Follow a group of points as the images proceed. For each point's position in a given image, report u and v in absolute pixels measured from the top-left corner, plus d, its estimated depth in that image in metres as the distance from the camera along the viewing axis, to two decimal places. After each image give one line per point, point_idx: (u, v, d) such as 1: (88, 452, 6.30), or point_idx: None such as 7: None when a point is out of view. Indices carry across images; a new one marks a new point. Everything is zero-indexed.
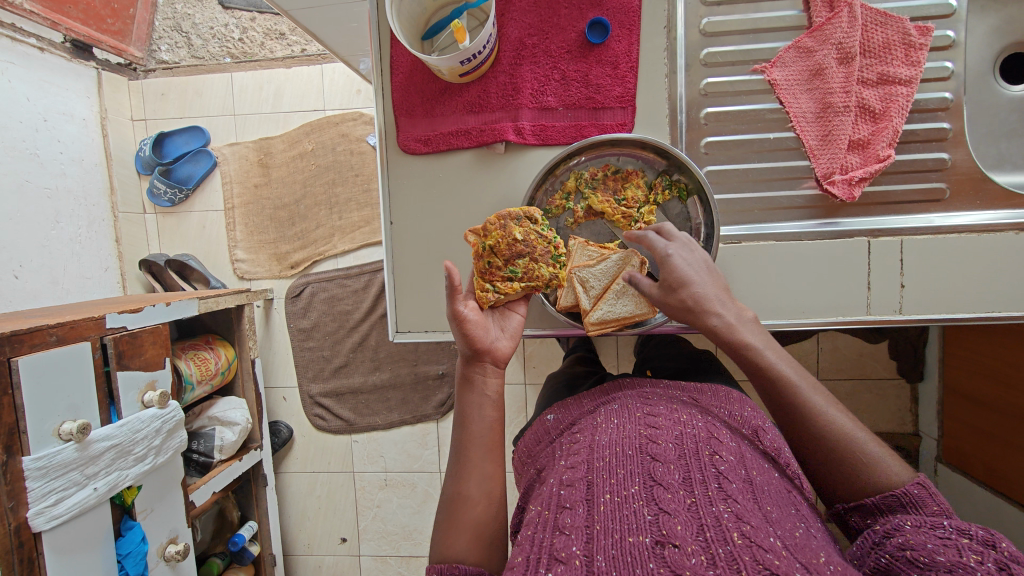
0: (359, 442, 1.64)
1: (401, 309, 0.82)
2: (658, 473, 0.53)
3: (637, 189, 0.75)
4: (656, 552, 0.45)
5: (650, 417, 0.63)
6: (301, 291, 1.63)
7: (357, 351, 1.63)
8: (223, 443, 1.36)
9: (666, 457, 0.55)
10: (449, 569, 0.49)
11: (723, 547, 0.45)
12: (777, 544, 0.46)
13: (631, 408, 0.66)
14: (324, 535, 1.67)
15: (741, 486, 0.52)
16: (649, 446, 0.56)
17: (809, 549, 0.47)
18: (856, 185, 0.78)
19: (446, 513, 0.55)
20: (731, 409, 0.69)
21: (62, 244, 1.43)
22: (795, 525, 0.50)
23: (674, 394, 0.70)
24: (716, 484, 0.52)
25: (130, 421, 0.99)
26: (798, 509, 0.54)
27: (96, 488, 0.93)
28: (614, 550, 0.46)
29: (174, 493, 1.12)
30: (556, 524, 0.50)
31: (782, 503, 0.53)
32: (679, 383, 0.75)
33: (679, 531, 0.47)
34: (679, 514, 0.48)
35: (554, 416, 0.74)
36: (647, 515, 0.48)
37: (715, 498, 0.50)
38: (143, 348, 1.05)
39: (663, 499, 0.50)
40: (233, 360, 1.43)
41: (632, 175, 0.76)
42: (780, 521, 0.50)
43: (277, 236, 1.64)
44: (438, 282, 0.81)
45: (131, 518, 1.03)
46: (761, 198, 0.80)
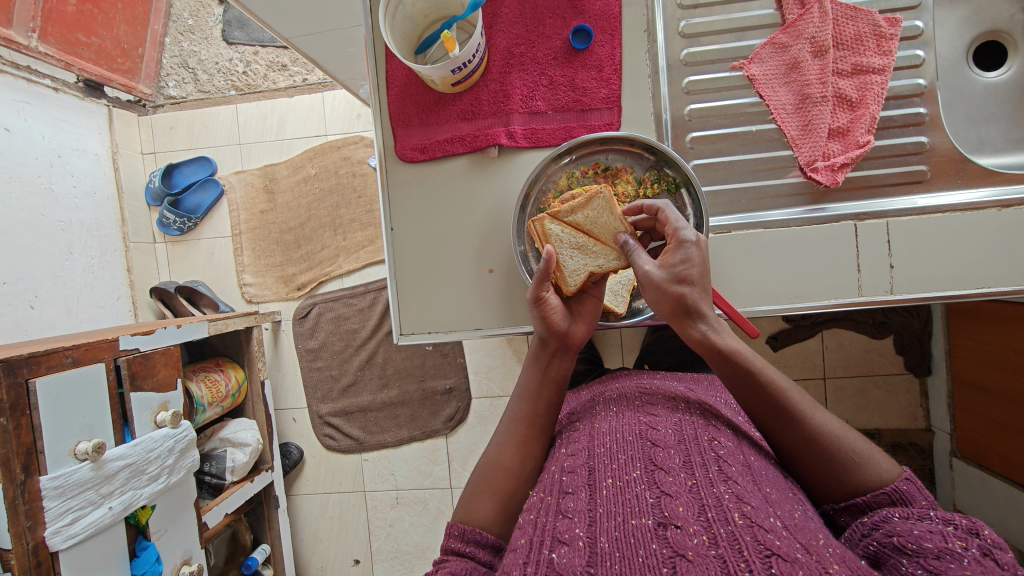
0: (370, 460, 1.64)
1: (403, 312, 0.84)
2: (659, 457, 0.54)
3: (626, 186, 0.79)
4: (658, 533, 0.46)
5: (648, 406, 0.64)
6: (309, 312, 1.65)
7: (365, 369, 1.65)
8: (234, 464, 1.38)
9: (666, 442, 0.56)
10: (473, 532, 0.54)
11: (724, 528, 0.45)
12: (777, 524, 0.47)
13: (629, 398, 0.67)
14: (337, 557, 1.66)
15: (740, 470, 0.53)
16: (649, 432, 0.58)
17: (808, 531, 0.47)
18: (838, 171, 0.80)
19: (480, 479, 0.59)
20: (725, 398, 0.70)
21: (76, 274, 1.47)
22: (793, 507, 0.50)
23: (670, 384, 0.72)
24: (716, 467, 0.53)
25: (144, 440, 1.01)
26: (796, 493, 0.54)
27: (112, 507, 0.94)
28: (617, 532, 0.47)
29: (187, 512, 1.13)
30: (559, 508, 0.51)
31: (782, 486, 0.54)
32: (674, 373, 0.77)
33: (681, 512, 0.48)
34: (680, 495, 0.49)
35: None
36: (649, 497, 0.49)
37: (716, 480, 0.51)
38: (155, 368, 1.08)
39: (664, 482, 0.51)
40: (243, 381, 1.45)
41: (621, 172, 0.79)
42: (779, 502, 0.50)
43: (284, 259, 1.67)
44: (439, 284, 0.83)
45: (145, 538, 1.03)
46: (747, 189, 0.83)
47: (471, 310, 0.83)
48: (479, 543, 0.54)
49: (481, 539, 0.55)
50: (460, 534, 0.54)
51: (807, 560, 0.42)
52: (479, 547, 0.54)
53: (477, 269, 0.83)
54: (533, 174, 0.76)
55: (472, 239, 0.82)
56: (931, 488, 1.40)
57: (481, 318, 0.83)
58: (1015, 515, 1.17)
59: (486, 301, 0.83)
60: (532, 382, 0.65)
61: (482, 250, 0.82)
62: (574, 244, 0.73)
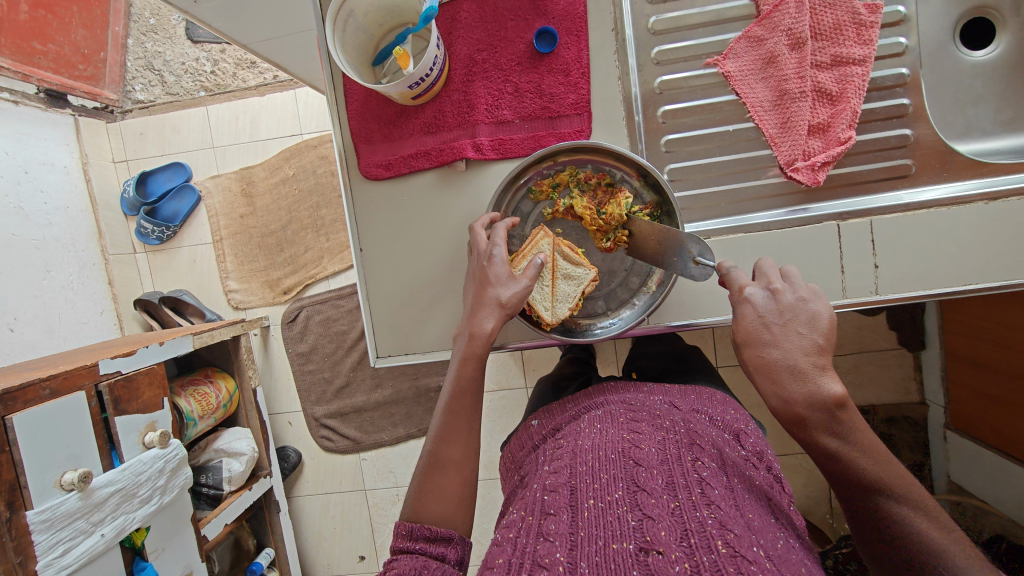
0: (368, 460, 1.65)
1: (379, 333, 0.82)
2: (642, 477, 0.53)
3: (618, 207, 0.73)
4: (640, 559, 0.45)
5: (632, 422, 0.62)
6: (297, 316, 1.64)
7: (357, 370, 1.64)
8: (231, 474, 1.37)
9: (649, 462, 0.55)
10: (420, 529, 0.55)
11: (707, 555, 0.45)
12: (760, 555, 0.46)
13: (615, 415, 0.65)
14: (342, 554, 1.68)
15: (724, 494, 0.52)
16: (632, 450, 0.56)
17: (791, 563, 0.47)
18: (819, 170, 0.77)
19: (425, 475, 0.59)
20: (713, 413, 0.69)
21: (55, 292, 1.44)
22: (776, 536, 0.50)
23: (655, 400, 0.70)
24: (699, 490, 0.51)
25: (133, 464, 1.00)
26: (776, 519, 0.54)
27: (104, 534, 0.94)
28: (598, 557, 0.46)
29: (184, 530, 1.13)
30: (541, 530, 0.50)
31: (762, 512, 0.53)
32: (662, 386, 0.76)
33: (663, 537, 0.47)
34: (662, 519, 0.48)
35: (538, 421, 0.77)
36: (631, 521, 0.48)
37: (698, 504, 0.50)
38: (140, 390, 1.06)
39: (647, 504, 0.50)
40: (234, 392, 1.44)
41: (622, 194, 0.75)
42: (761, 530, 0.50)
43: (268, 263, 1.65)
44: (414, 302, 0.81)
45: (143, 559, 1.04)
46: (728, 191, 0.80)
47: (448, 330, 0.81)
48: (429, 539, 0.55)
49: (430, 535, 0.55)
50: (407, 533, 0.55)
51: None
52: (429, 543, 0.54)
53: (452, 287, 0.80)
54: (522, 164, 0.73)
55: (445, 256, 0.80)
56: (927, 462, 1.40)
57: None
58: (1010, 488, 1.17)
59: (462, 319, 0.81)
60: (473, 382, 0.63)
61: (455, 268, 0.80)
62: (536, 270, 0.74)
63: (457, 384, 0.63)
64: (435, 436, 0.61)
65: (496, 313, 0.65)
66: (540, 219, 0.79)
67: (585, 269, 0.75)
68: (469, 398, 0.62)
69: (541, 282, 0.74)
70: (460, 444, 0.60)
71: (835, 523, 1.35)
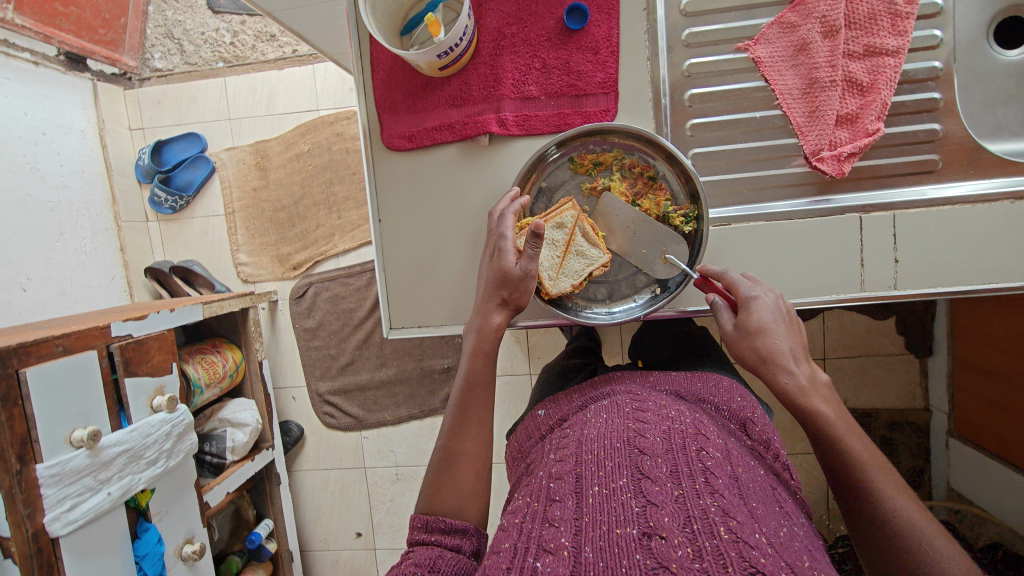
0: (369, 438, 1.68)
1: (394, 305, 0.83)
2: (646, 465, 0.52)
3: (654, 206, 0.75)
4: (642, 543, 0.45)
5: (638, 411, 0.62)
6: (305, 291, 1.65)
7: (362, 348, 1.65)
8: (235, 444, 1.39)
9: (654, 451, 0.54)
10: (435, 520, 0.55)
11: (710, 541, 0.44)
12: (763, 541, 0.46)
13: (622, 404, 0.65)
14: (339, 530, 1.73)
15: (727, 482, 0.52)
16: (637, 439, 0.56)
17: (794, 551, 0.47)
18: (845, 161, 0.76)
19: (437, 471, 0.60)
20: (719, 402, 0.69)
21: (68, 255, 1.45)
22: (780, 522, 0.50)
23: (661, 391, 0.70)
24: (704, 479, 0.51)
25: (140, 425, 1.02)
26: (781, 506, 0.54)
27: (110, 492, 0.95)
28: (601, 542, 0.46)
29: (188, 494, 1.14)
30: (546, 517, 0.50)
31: (768, 501, 0.53)
32: (669, 374, 0.75)
33: (666, 522, 0.46)
34: (666, 505, 0.48)
35: (545, 412, 0.77)
36: (635, 507, 0.48)
37: (702, 490, 0.49)
38: (150, 354, 1.07)
39: (650, 491, 0.49)
40: (241, 363, 1.45)
41: (659, 187, 0.75)
42: (763, 518, 0.50)
43: (278, 237, 1.65)
44: (431, 275, 0.81)
45: (146, 520, 1.05)
46: (751, 178, 0.79)
47: (462, 305, 0.81)
48: (445, 531, 0.55)
49: (445, 528, 0.55)
50: (423, 525, 0.55)
51: None
52: (443, 535, 0.55)
53: (469, 263, 0.80)
54: (570, 135, 0.72)
55: (463, 231, 0.80)
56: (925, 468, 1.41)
57: None
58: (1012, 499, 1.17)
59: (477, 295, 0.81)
60: (483, 376, 0.64)
61: (474, 244, 0.80)
62: (551, 239, 0.74)
63: (467, 379, 0.64)
64: (448, 432, 0.62)
65: (503, 306, 0.66)
66: (575, 190, 0.77)
67: (600, 253, 0.74)
68: (480, 392, 0.63)
69: (553, 251, 0.74)
70: (472, 439, 0.61)
71: (830, 524, 1.36)
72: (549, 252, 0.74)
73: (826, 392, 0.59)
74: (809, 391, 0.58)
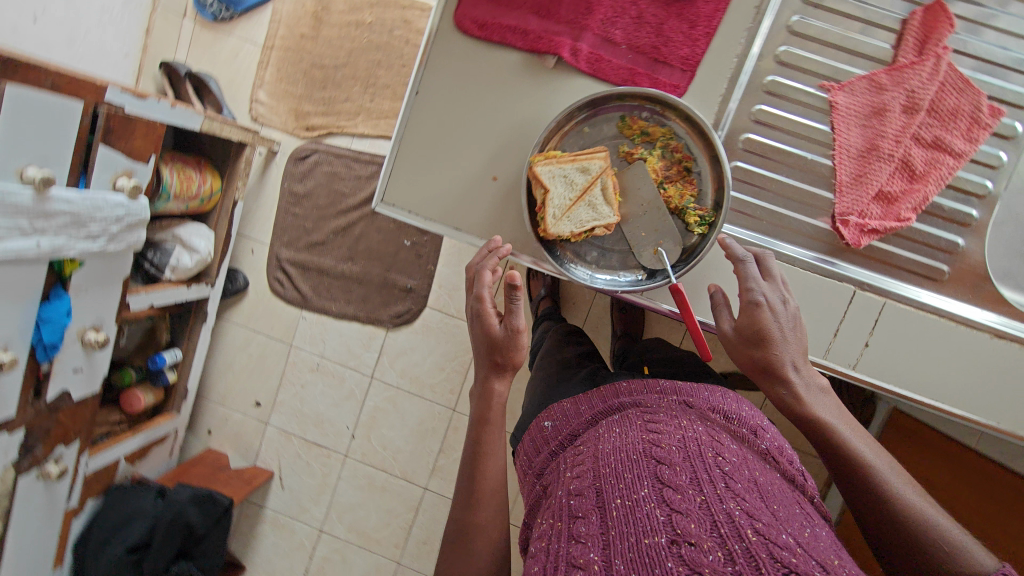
0: (307, 320, 1.67)
1: (393, 179, 0.81)
2: (667, 475, 0.55)
3: (678, 196, 0.75)
4: (672, 551, 0.48)
5: (650, 421, 0.64)
6: (307, 156, 1.60)
7: (338, 234, 1.62)
8: (177, 264, 1.35)
9: (671, 460, 0.57)
10: None
11: (740, 543, 0.48)
12: (791, 541, 0.50)
13: (631, 414, 0.67)
14: (240, 393, 1.72)
15: (748, 486, 0.55)
16: (653, 449, 0.59)
17: (824, 550, 0.51)
18: (864, 234, 0.79)
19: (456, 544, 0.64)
20: (728, 407, 0.70)
21: (90, 10, 1.34)
22: (802, 525, 0.54)
23: (659, 398, 0.71)
24: (724, 484, 0.55)
25: (96, 196, 0.98)
26: (802, 509, 0.57)
27: (40, 244, 0.90)
28: (631, 553, 0.49)
29: (112, 285, 1.11)
30: (572, 534, 0.54)
31: (790, 504, 0.57)
32: (672, 383, 0.74)
33: (692, 529, 0.50)
34: (691, 513, 0.51)
35: (551, 423, 0.78)
36: (659, 516, 0.51)
37: (724, 496, 0.53)
38: (133, 134, 1.04)
39: (674, 500, 0.53)
40: (216, 193, 1.41)
41: (690, 181, 0.75)
42: (787, 520, 0.53)
43: (304, 93, 1.59)
44: (440, 167, 0.80)
45: (63, 289, 1.01)
46: (776, 212, 0.81)
47: (457, 208, 0.80)
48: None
49: None
50: None
51: None
52: None
53: (483, 171, 0.80)
54: (637, 91, 0.71)
55: (491, 139, 0.79)
56: None
57: (464, 220, 0.81)
58: None
59: (476, 206, 0.81)
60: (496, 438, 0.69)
61: (496, 156, 0.79)
62: (570, 177, 0.73)
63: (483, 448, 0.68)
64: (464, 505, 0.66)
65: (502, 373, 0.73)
66: (610, 148, 0.75)
67: (609, 212, 0.74)
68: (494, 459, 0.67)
69: (568, 191, 0.73)
70: (489, 509, 0.65)
71: None
72: (562, 189, 0.73)
73: (830, 406, 0.71)
74: (813, 401, 0.70)
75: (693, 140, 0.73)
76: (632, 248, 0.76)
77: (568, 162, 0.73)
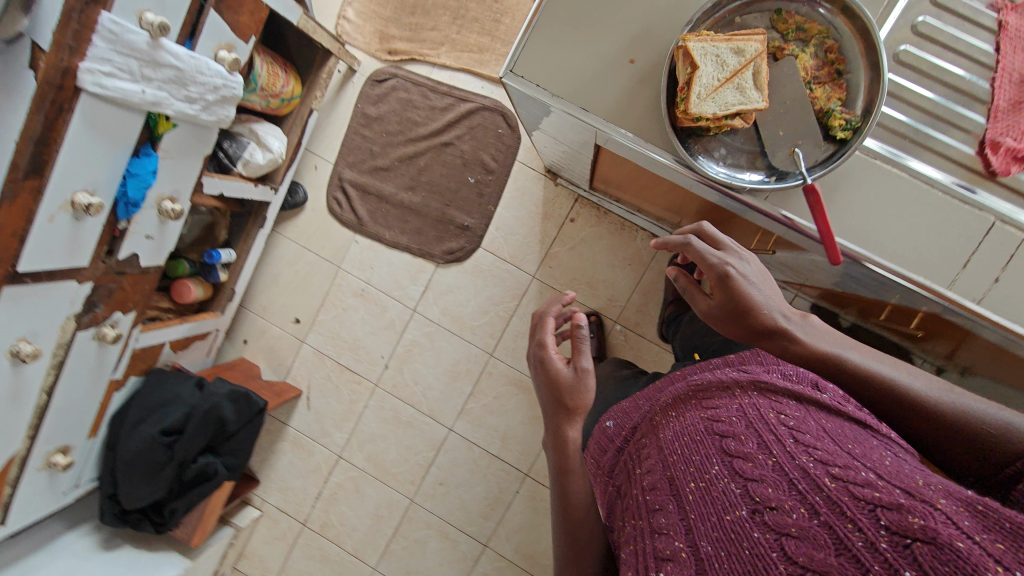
0: (358, 244, 1.67)
1: (523, 43, 0.67)
2: (732, 445, 0.48)
3: (823, 99, 0.61)
4: (756, 519, 0.42)
5: (704, 396, 0.58)
6: (386, 80, 1.60)
7: (403, 163, 1.62)
8: (250, 160, 1.35)
9: (733, 429, 0.50)
10: None
11: (822, 494, 0.41)
12: (873, 476, 0.41)
13: (685, 396, 0.60)
14: (281, 308, 1.73)
15: (819, 434, 0.47)
16: (714, 424, 0.52)
17: (911, 476, 0.41)
18: (1014, 162, 0.68)
19: None
20: (781, 369, 0.59)
21: None
22: (885, 457, 0.45)
23: (720, 370, 0.63)
24: (793, 439, 0.46)
25: (200, 59, 0.97)
26: (890, 447, 0.48)
27: (144, 93, 0.90)
28: (715, 533, 0.43)
29: (193, 158, 1.12)
30: (652, 527, 0.49)
31: (868, 440, 0.48)
32: (730, 359, 0.67)
33: (771, 492, 0.43)
34: (767, 477, 0.44)
35: (614, 424, 0.70)
36: (735, 488, 0.45)
37: (796, 451, 0.45)
38: (240, 8, 1.04)
39: (746, 468, 0.46)
40: (295, 97, 1.41)
41: (840, 86, 0.62)
42: (867, 453, 0.44)
43: (392, 17, 1.60)
44: (575, 37, 0.66)
45: (151, 148, 1.01)
46: (918, 129, 0.69)
47: (586, 88, 0.66)
48: None
49: None
50: None
51: (916, 506, 0.37)
52: None
53: (622, 49, 0.65)
54: None
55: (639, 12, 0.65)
56: None
57: (593, 102, 0.67)
58: None
59: (607, 88, 0.66)
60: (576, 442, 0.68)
61: (641, 33, 0.65)
62: (723, 57, 0.59)
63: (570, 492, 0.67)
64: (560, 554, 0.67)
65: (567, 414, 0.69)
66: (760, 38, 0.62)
67: (755, 102, 0.60)
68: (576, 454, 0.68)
69: (722, 67, 0.59)
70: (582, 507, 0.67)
71: None
72: (712, 70, 0.58)
73: (829, 336, 0.62)
74: (814, 338, 0.62)
75: (854, 38, 0.60)
76: (765, 149, 0.63)
77: (717, 38, 0.59)
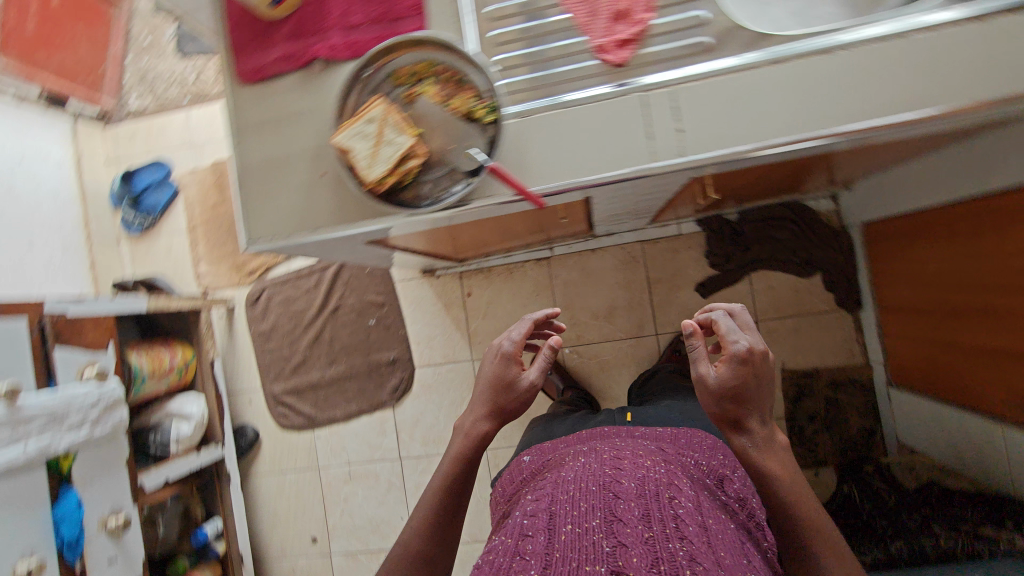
0: (322, 437, 1.71)
1: (246, 221, 0.78)
2: (619, 509, 0.64)
3: (460, 106, 0.71)
4: None
5: (615, 460, 0.75)
6: (259, 295, 1.74)
7: (313, 347, 1.70)
8: (179, 436, 1.42)
9: (628, 495, 0.66)
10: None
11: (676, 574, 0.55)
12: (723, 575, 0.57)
13: (602, 454, 0.78)
14: (295, 538, 1.72)
15: (698, 529, 0.63)
16: (614, 486, 0.68)
17: None
18: (624, 48, 0.70)
19: None
20: (700, 459, 0.81)
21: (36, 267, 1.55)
22: (743, 567, 0.60)
23: (645, 443, 0.84)
24: (675, 524, 0.62)
25: (66, 391, 1.08)
26: (752, 554, 0.64)
27: (27, 448, 0.99)
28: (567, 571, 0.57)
29: (116, 468, 1.19)
30: (520, 549, 0.62)
31: (737, 547, 0.63)
32: (655, 432, 0.91)
33: (633, 560, 0.57)
34: (636, 546, 0.59)
35: (531, 457, 0.95)
36: (605, 546, 0.59)
37: (671, 535, 0.60)
38: (83, 330, 1.16)
39: (621, 532, 0.61)
40: (191, 360, 1.52)
41: (466, 88, 0.71)
42: (731, 564, 0.59)
43: (235, 247, 1.76)
44: (277, 193, 0.77)
45: (68, 486, 1.09)
46: (543, 77, 0.72)
47: (307, 217, 0.76)
48: None
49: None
50: None
51: None
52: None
53: (312, 174, 0.76)
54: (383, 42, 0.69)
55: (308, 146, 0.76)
56: (877, 427, 1.42)
57: (317, 221, 0.76)
58: (946, 436, 1.17)
59: (320, 207, 0.76)
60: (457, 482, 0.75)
61: (318, 158, 0.75)
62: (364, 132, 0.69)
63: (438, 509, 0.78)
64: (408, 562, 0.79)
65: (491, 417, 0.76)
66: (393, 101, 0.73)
67: (411, 142, 0.69)
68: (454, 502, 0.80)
69: (367, 141, 0.69)
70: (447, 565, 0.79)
71: None
72: (362, 145, 0.69)
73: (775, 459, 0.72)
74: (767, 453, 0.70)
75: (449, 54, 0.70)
76: (453, 163, 0.72)
77: (355, 122, 0.69)
